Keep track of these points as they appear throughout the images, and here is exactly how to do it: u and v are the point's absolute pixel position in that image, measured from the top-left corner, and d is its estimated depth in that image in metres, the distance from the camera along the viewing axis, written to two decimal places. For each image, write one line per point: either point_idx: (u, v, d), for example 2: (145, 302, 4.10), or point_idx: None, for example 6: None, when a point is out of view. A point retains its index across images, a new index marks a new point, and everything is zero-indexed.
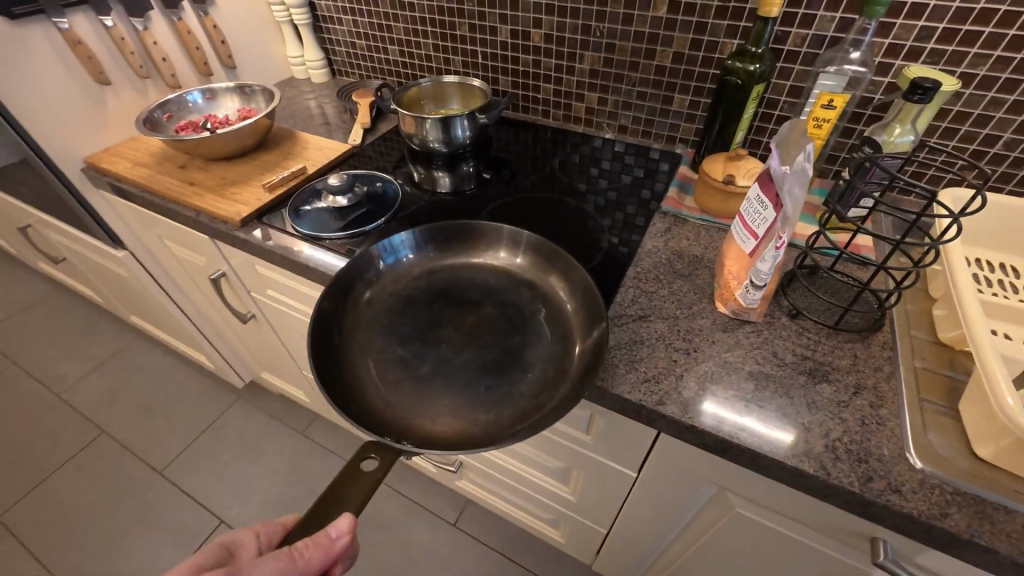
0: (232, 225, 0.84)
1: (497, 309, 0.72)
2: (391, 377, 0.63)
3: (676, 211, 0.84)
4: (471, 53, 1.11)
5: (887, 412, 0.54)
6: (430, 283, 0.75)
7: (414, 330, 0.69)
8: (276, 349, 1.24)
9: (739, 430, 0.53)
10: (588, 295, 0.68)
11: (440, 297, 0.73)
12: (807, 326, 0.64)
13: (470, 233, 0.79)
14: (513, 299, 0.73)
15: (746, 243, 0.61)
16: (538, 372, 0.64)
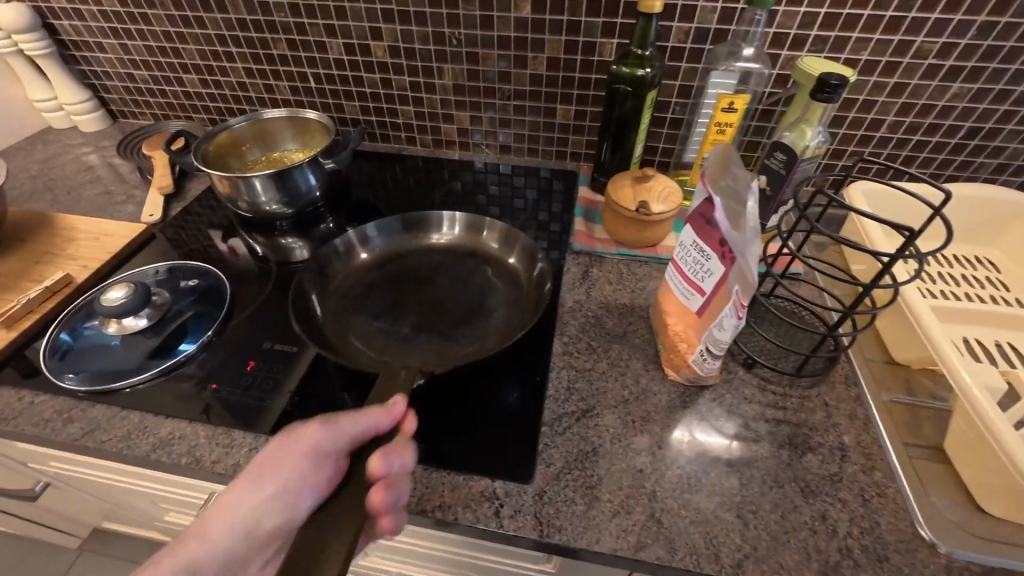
0: None
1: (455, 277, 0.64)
2: (377, 346, 0.55)
3: (590, 248, 0.70)
4: (298, 77, 0.87)
5: (882, 474, 0.46)
6: (377, 270, 0.65)
7: (377, 307, 0.59)
8: (100, 511, 0.89)
9: (743, 558, 0.41)
10: (531, 263, 0.63)
11: (389, 277, 0.64)
12: (767, 377, 0.54)
13: (408, 220, 0.69)
14: (468, 268, 0.65)
15: (691, 300, 0.50)
16: (505, 319, 0.59)
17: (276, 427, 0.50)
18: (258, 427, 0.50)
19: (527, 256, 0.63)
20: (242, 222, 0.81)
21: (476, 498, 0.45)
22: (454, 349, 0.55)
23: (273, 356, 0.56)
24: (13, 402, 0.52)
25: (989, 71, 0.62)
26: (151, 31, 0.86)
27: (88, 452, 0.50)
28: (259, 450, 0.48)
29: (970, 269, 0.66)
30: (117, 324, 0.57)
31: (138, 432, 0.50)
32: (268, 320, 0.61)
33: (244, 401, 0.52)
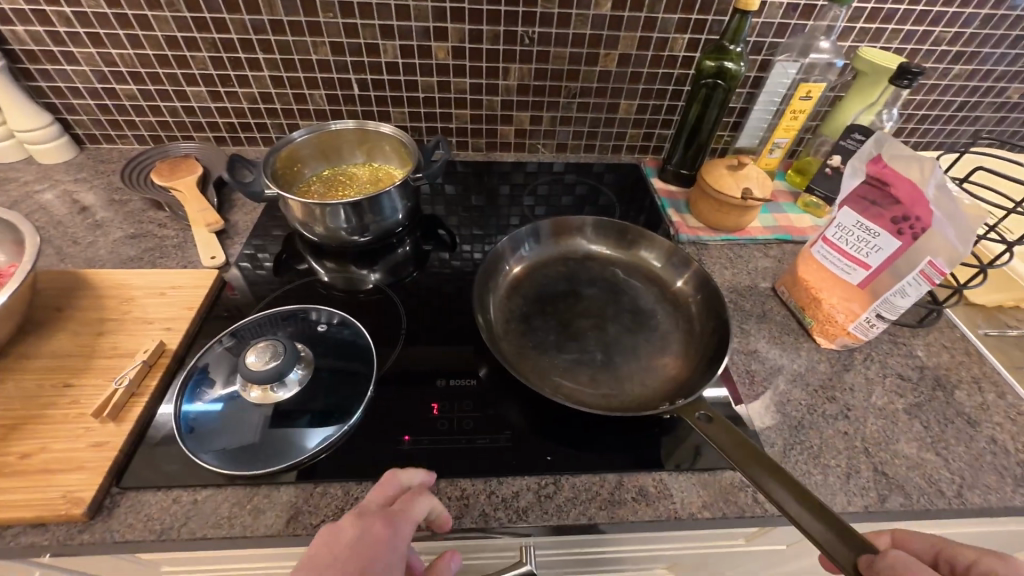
0: (63, 523, 0.41)
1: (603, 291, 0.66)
2: (583, 378, 0.55)
3: (695, 238, 0.74)
4: (337, 83, 0.78)
5: (1012, 396, 0.56)
6: (521, 294, 0.64)
7: (554, 336, 0.59)
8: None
9: (959, 488, 0.48)
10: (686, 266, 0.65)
11: (539, 300, 0.64)
12: (893, 332, 0.62)
13: (550, 233, 0.71)
14: (608, 276, 0.68)
15: (850, 274, 0.55)
16: (677, 331, 0.61)
17: (503, 466, 0.47)
18: (485, 470, 0.47)
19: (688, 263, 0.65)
20: (309, 254, 0.73)
21: (730, 490, 0.47)
22: (647, 361, 0.57)
23: (454, 394, 0.53)
24: (177, 506, 0.43)
25: (983, 54, 0.76)
26: (145, 36, 0.70)
27: (295, 542, 0.43)
28: (498, 495, 0.46)
29: None
30: (262, 389, 0.49)
31: (354, 505, 0.44)
32: (424, 358, 0.57)
33: (453, 446, 0.48)
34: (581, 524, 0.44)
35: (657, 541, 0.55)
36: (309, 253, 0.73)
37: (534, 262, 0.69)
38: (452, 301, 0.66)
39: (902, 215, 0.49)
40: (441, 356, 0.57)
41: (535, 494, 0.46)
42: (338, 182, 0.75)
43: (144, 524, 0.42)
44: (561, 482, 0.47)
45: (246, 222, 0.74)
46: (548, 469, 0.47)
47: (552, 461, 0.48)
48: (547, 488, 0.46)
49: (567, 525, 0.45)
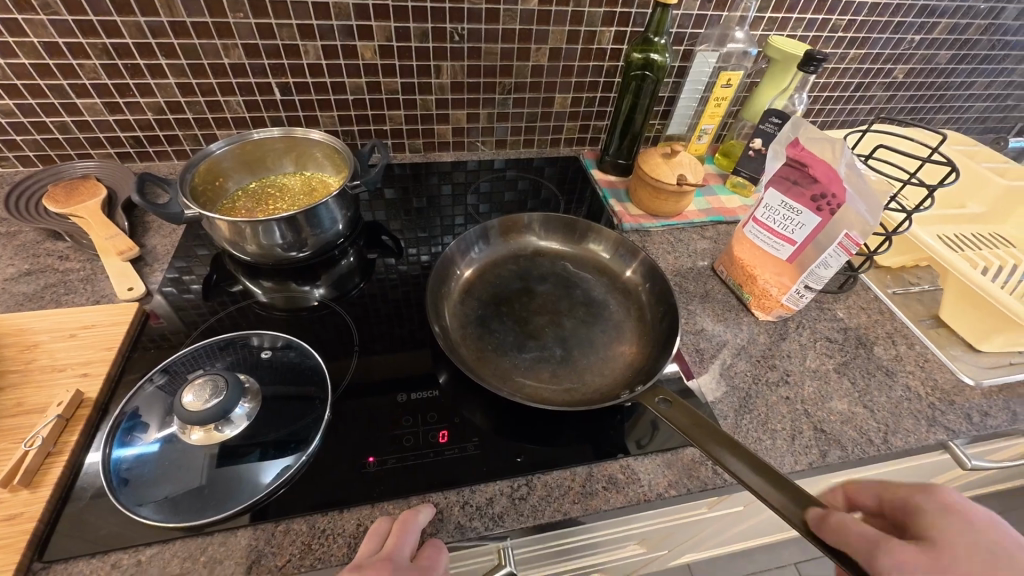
0: None
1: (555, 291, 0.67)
2: (544, 376, 0.55)
3: (637, 225, 0.76)
4: (256, 88, 0.73)
5: (919, 346, 0.63)
6: (476, 296, 0.64)
7: (512, 337, 0.59)
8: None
9: (886, 435, 0.53)
10: (632, 254, 0.68)
11: (494, 300, 0.63)
12: (819, 299, 0.68)
13: (498, 231, 0.70)
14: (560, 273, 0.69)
15: (779, 250, 0.60)
16: (631, 319, 0.63)
17: (474, 474, 0.46)
18: (457, 481, 0.46)
19: (633, 250, 0.68)
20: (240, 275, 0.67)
21: (692, 466, 0.49)
22: (604, 351, 0.59)
23: (417, 407, 0.51)
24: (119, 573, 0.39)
25: (872, 39, 0.84)
26: (17, 43, 0.61)
27: None
28: (473, 504, 0.45)
29: None
30: (205, 429, 0.45)
31: (321, 539, 0.42)
32: (382, 374, 0.55)
33: (421, 462, 0.47)
34: (556, 520, 0.45)
35: (629, 522, 0.57)
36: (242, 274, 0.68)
37: (483, 262, 0.68)
38: (404, 310, 0.64)
39: (819, 193, 0.54)
40: (399, 369, 0.55)
41: (510, 497, 0.46)
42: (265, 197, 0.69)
43: None
44: (534, 482, 0.47)
45: (163, 246, 0.67)
46: (519, 470, 0.47)
47: (522, 461, 0.48)
48: (521, 490, 0.46)
49: (543, 523, 0.45)
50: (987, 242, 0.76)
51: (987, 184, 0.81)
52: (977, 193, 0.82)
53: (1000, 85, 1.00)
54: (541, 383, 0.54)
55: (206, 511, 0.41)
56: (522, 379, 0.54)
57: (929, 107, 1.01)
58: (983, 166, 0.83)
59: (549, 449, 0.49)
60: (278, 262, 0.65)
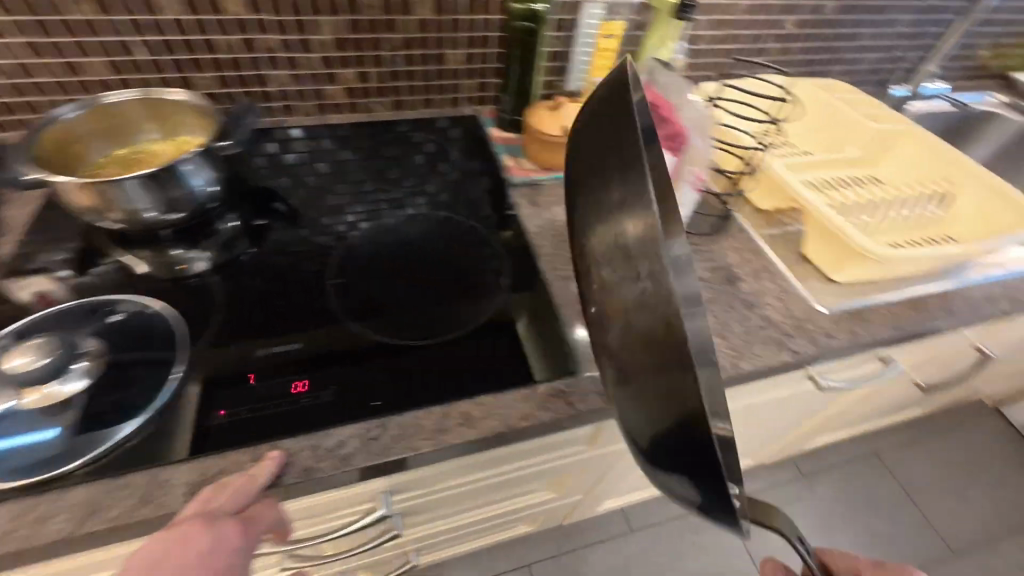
0: None
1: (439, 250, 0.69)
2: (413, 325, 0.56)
3: (527, 179, 0.77)
4: (114, 46, 0.68)
5: (780, 280, 0.67)
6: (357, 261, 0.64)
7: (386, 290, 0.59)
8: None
9: (735, 360, 0.57)
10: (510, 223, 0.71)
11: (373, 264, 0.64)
12: (695, 242, 0.71)
13: (385, 210, 0.73)
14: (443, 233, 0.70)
15: None
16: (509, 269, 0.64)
17: (328, 419, 0.47)
18: (309, 427, 0.46)
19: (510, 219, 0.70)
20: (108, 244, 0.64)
21: (548, 399, 0.51)
22: (472, 300, 0.60)
23: (277, 360, 0.51)
24: None
25: None
26: None
27: (99, 540, 0.41)
28: (323, 447, 0.46)
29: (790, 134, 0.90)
30: (41, 391, 0.43)
31: (161, 490, 0.42)
32: (246, 331, 0.54)
33: (275, 411, 0.47)
34: (407, 456, 0.46)
35: (507, 458, 0.60)
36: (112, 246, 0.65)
37: (374, 231, 0.69)
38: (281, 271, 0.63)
39: (670, 132, 0.55)
40: (264, 327, 0.55)
41: (362, 438, 0.47)
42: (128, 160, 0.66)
43: None
44: (389, 423, 0.48)
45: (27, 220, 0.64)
46: (374, 413, 0.48)
47: (379, 405, 0.49)
48: (374, 431, 0.47)
49: (395, 460, 0.46)
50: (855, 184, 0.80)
51: (863, 129, 0.86)
52: (854, 138, 0.87)
53: (889, 36, 1.04)
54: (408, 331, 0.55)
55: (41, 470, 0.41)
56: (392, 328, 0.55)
57: (823, 59, 1.04)
58: (861, 113, 0.88)
59: (408, 392, 0.50)
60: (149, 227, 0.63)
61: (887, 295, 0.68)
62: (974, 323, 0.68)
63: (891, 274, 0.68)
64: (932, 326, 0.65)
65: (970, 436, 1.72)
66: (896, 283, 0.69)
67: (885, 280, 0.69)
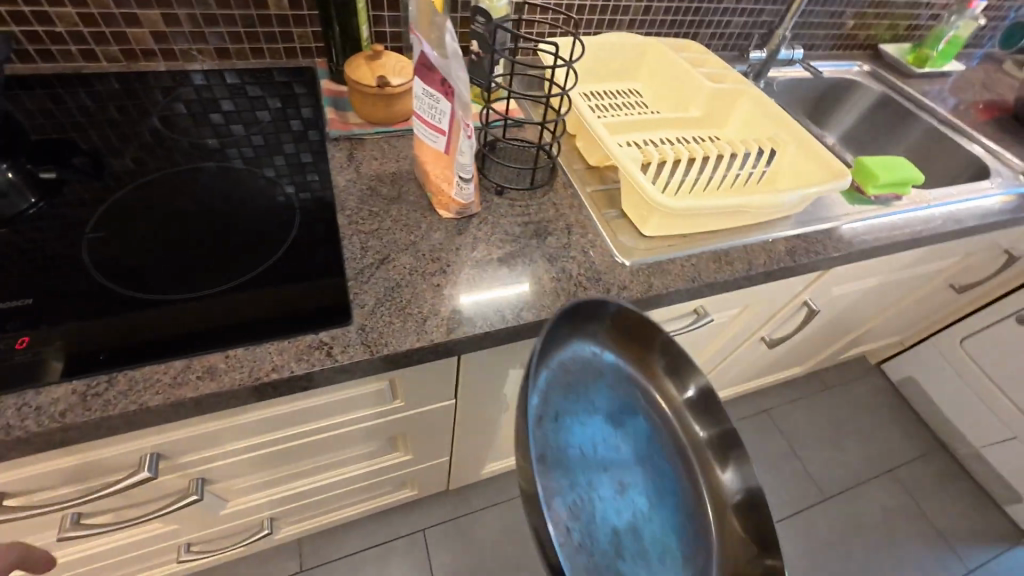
0: None
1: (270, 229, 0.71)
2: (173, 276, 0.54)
3: (348, 133, 0.74)
4: None
5: (591, 233, 0.68)
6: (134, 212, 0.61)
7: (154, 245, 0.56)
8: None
9: (520, 310, 0.58)
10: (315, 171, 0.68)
11: (150, 215, 0.60)
12: (513, 197, 0.70)
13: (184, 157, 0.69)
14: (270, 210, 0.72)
15: (438, 142, 0.59)
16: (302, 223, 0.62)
17: (43, 376, 0.44)
18: (18, 384, 0.43)
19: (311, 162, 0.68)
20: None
21: (306, 350, 0.50)
22: (249, 253, 0.57)
23: (2, 316, 0.48)
24: None
25: None
26: None
27: None
28: (33, 405, 0.43)
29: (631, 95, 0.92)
30: None
31: None
32: None
33: None
34: (134, 412, 0.44)
35: (297, 415, 0.59)
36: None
37: (164, 181, 0.66)
38: (46, 227, 0.58)
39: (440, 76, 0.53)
40: (0, 283, 0.51)
41: (81, 394, 0.44)
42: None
43: None
44: (118, 378, 0.45)
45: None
46: (102, 368, 0.45)
47: (109, 360, 0.46)
48: (99, 387, 0.44)
49: (120, 415, 0.44)
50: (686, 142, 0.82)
51: (698, 87, 0.87)
52: (692, 97, 0.88)
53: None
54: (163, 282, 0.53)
55: None
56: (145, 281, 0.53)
57: (685, 21, 1.05)
58: (700, 71, 0.89)
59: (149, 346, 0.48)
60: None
61: (694, 247, 0.69)
62: (775, 274, 0.72)
63: (696, 227, 0.70)
64: (729, 276, 0.68)
65: (851, 390, 1.85)
66: (704, 236, 0.71)
67: (695, 234, 0.71)
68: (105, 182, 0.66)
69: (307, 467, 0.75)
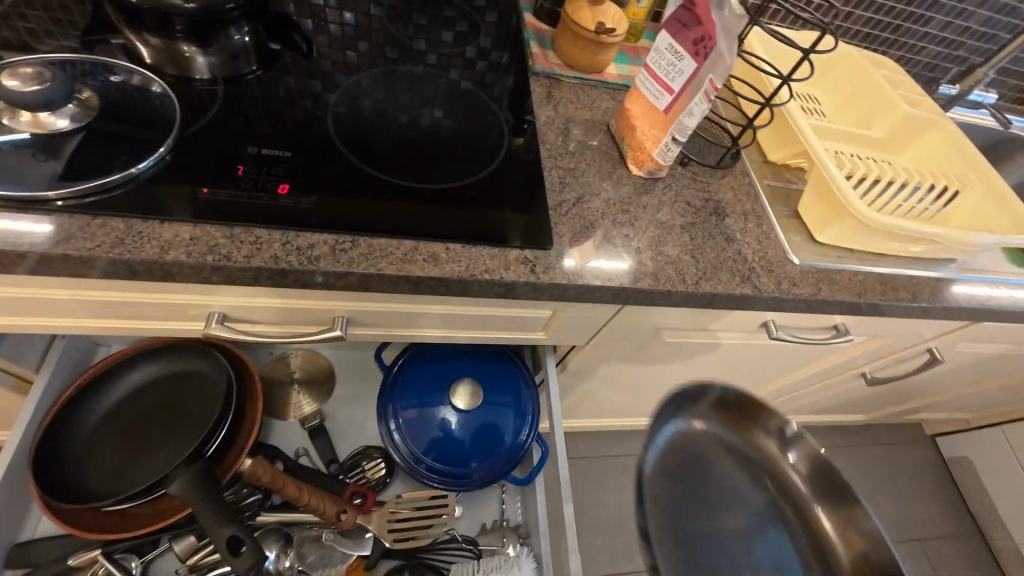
0: None
1: (439, 387, 0.83)
2: (400, 166, 0.58)
3: (548, 71, 0.76)
4: None
5: (766, 225, 0.69)
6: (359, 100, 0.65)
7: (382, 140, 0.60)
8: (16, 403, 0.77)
9: (698, 279, 0.60)
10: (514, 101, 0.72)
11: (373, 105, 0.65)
12: (697, 170, 0.71)
13: (400, 60, 0.74)
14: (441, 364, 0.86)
15: (660, 100, 0.61)
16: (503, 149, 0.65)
17: (302, 222, 0.49)
18: (282, 223, 0.49)
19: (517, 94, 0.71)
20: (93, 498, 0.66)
21: (514, 262, 0.54)
22: (463, 162, 0.61)
23: (265, 161, 0.53)
24: None
25: None
26: None
27: (68, 268, 0.44)
28: (294, 245, 0.48)
29: (822, 100, 0.89)
30: (34, 114, 0.48)
31: (134, 238, 0.45)
32: (239, 133, 0.56)
33: (254, 202, 0.49)
34: (370, 274, 0.49)
35: (466, 319, 0.63)
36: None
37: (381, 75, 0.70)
38: (283, 94, 0.64)
39: (699, 35, 0.54)
40: (257, 133, 0.56)
41: (332, 246, 0.49)
42: (158, 419, 0.75)
43: None
44: (359, 240, 0.50)
45: (33, 422, 0.70)
46: (348, 229, 0.50)
47: (353, 224, 0.51)
48: (345, 244, 0.50)
49: (359, 275, 0.49)
50: (870, 161, 0.80)
51: (894, 109, 0.84)
52: (884, 117, 0.85)
53: (956, 30, 0.99)
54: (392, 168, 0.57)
55: (18, 183, 0.44)
56: (376, 163, 0.57)
57: (882, 37, 1.00)
58: (899, 94, 0.86)
59: (382, 223, 0.52)
60: (148, 485, 0.64)
61: (862, 265, 0.69)
62: (933, 312, 0.71)
63: (872, 245, 0.69)
64: (891, 301, 0.67)
65: (905, 455, 1.78)
66: (873, 257, 0.71)
67: (864, 252, 0.71)
68: (327, 64, 0.70)
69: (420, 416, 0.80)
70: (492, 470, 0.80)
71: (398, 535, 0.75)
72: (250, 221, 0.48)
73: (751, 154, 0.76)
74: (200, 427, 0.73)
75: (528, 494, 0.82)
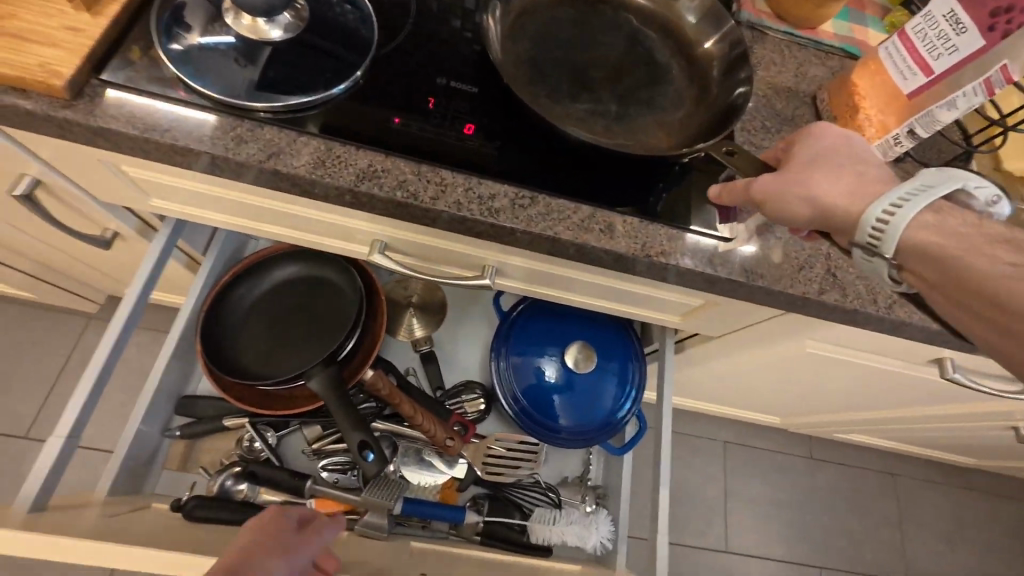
0: (58, 94, 0.43)
1: (554, 339, 0.83)
2: (583, 117, 0.53)
3: (753, 21, 0.65)
4: None
5: None
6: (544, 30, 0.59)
7: (566, 85, 0.54)
8: (185, 278, 0.88)
9: (893, 303, 0.52)
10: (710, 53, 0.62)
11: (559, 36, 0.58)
12: (911, 169, 0.59)
13: None
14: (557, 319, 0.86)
15: (906, 81, 0.50)
16: (692, 112, 0.57)
17: (485, 169, 0.48)
18: (467, 167, 0.47)
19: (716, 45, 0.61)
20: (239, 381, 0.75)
21: (690, 248, 0.50)
22: (649, 122, 0.55)
23: (451, 94, 0.51)
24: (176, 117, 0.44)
25: None
26: None
27: (273, 181, 0.46)
28: (475, 192, 0.47)
29: None
30: (254, 21, 0.49)
31: (333, 161, 0.45)
32: (425, 57, 0.53)
33: (441, 139, 0.48)
34: (544, 236, 0.47)
35: (609, 289, 0.60)
36: (269, 448, 0.80)
37: None
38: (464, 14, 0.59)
39: (1003, 6, 0.43)
40: (441, 59, 0.53)
41: (511, 200, 0.47)
42: (298, 314, 0.82)
43: (141, 120, 0.44)
44: (538, 198, 0.48)
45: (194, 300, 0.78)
46: (529, 184, 0.48)
47: (532, 177, 0.48)
48: (524, 200, 0.48)
49: (533, 235, 0.47)
50: None
51: None
52: None
53: None
54: (574, 117, 0.53)
55: (239, 89, 0.46)
56: (558, 110, 0.53)
57: None
58: None
59: (561, 181, 0.49)
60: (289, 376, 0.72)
61: None
62: None
63: None
64: None
65: (1008, 510, 1.59)
66: None
67: None
68: None
69: (530, 345, 0.83)
70: (582, 436, 0.81)
71: (489, 468, 0.82)
72: (437, 161, 0.47)
73: (985, 158, 0.62)
74: (331, 335, 0.79)
75: (615, 462, 0.85)
